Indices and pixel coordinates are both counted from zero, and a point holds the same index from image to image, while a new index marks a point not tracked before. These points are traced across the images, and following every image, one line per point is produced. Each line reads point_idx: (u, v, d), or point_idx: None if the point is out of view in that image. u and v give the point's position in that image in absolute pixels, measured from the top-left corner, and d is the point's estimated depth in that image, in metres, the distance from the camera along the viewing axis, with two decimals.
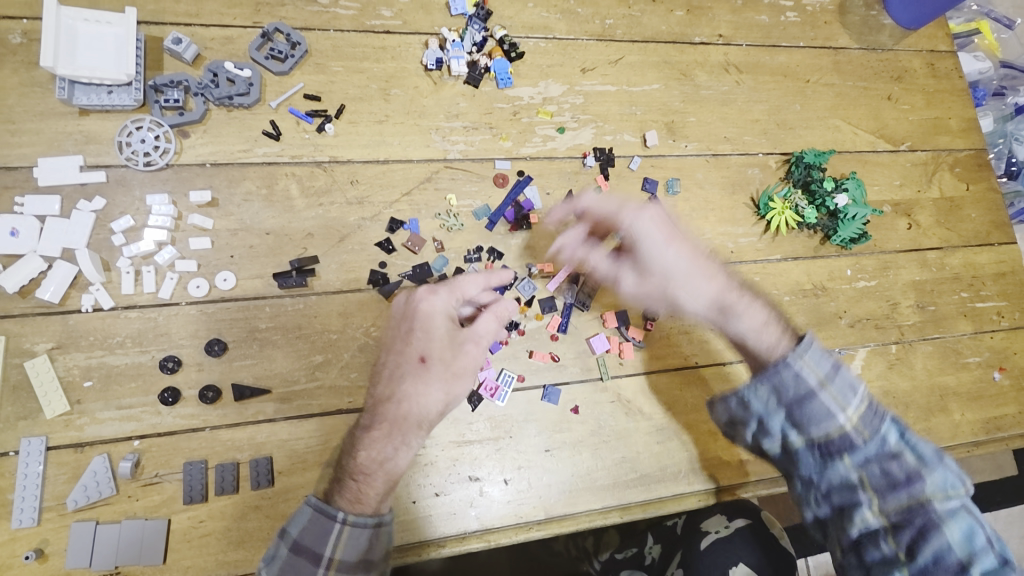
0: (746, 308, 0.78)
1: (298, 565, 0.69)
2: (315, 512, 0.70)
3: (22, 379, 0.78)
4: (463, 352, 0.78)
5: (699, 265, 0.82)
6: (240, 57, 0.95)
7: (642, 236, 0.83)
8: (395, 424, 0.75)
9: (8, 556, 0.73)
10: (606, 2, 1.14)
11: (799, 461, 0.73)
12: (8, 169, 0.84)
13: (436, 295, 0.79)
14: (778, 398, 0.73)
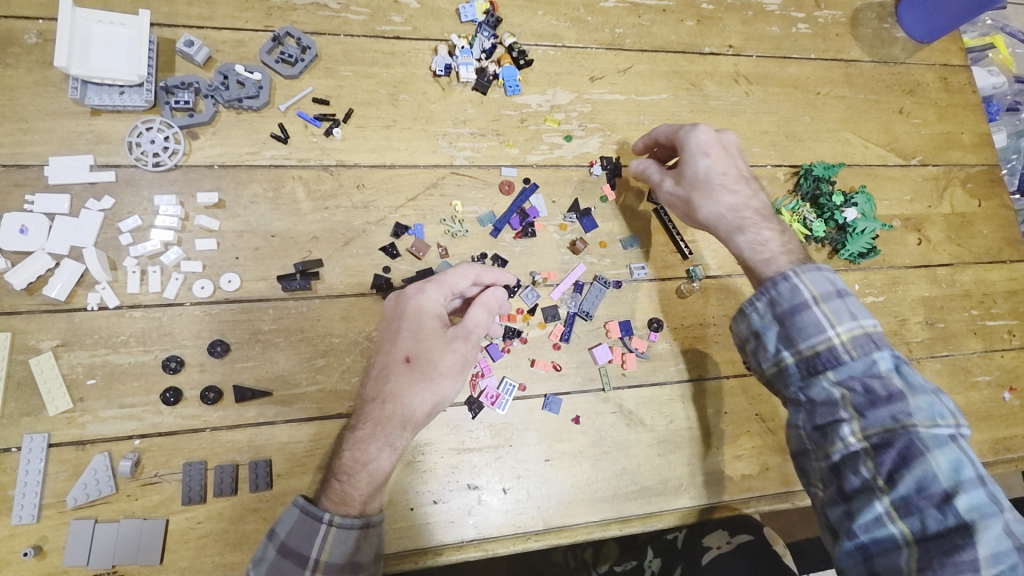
0: (756, 228, 0.86)
1: (284, 567, 0.69)
2: (302, 513, 0.70)
3: (26, 376, 0.78)
4: (451, 350, 0.78)
5: (727, 184, 0.88)
6: (250, 60, 0.96)
7: (690, 145, 0.89)
8: (380, 423, 0.74)
9: (7, 552, 0.73)
10: (616, 11, 1.15)
11: (789, 380, 0.76)
12: (19, 167, 0.84)
13: (424, 292, 0.78)
14: (772, 309, 0.78)
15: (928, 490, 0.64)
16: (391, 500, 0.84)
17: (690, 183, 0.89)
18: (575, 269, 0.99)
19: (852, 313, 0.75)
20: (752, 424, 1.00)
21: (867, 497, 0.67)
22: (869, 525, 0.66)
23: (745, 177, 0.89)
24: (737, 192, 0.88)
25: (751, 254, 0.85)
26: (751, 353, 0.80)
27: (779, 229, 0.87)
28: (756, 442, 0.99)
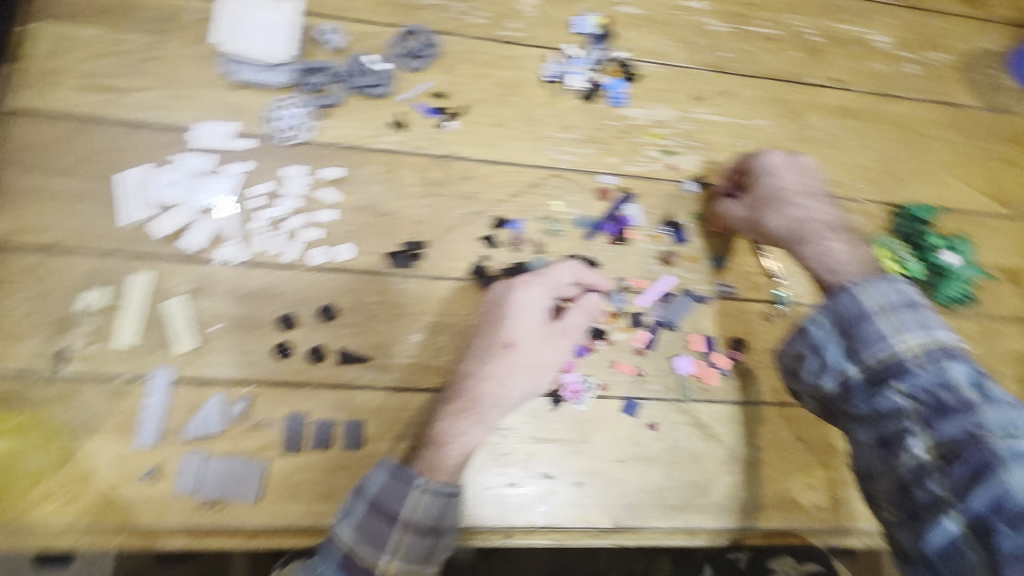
0: (823, 239, 0.89)
1: (373, 524, 0.72)
2: (393, 474, 0.74)
3: (159, 316, 0.86)
4: (553, 343, 0.84)
5: (795, 203, 0.93)
6: (378, 52, 1.01)
7: (760, 172, 0.96)
8: (482, 399, 0.80)
9: (127, 472, 0.80)
10: (725, 36, 1.17)
11: (854, 394, 0.76)
12: (169, 128, 0.92)
13: (533, 285, 0.84)
14: (835, 323, 0.79)
15: (1006, 507, 0.60)
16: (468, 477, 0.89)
17: (759, 203, 0.95)
18: (663, 280, 1.02)
19: (920, 323, 0.74)
20: (828, 456, 1.00)
21: (935, 512, 0.64)
22: (942, 544, 0.63)
23: (814, 197, 0.94)
24: (805, 210, 0.92)
25: (818, 264, 0.87)
26: (811, 372, 0.81)
27: (850, 240, 0.89)
28: (832, 475, 0.99)
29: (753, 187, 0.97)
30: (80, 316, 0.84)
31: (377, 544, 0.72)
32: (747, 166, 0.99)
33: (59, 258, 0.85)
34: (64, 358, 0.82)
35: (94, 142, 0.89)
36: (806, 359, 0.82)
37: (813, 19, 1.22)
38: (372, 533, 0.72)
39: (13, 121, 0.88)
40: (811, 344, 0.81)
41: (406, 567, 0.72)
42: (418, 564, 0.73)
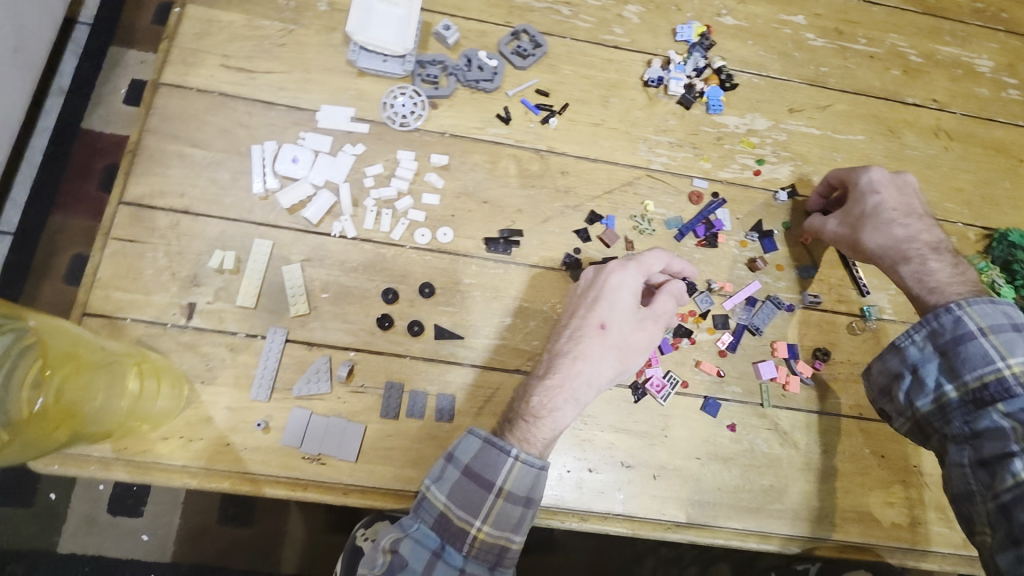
0: (924, 259, 0.89)
1: (468, 488, 0.77)
2: (486, 444, 0.78)
3: (277, 279, 0.92)
4: (642, 327, 0.84)
5: (898, 220, 0.92)
6: (490, 49, 1.07)
7: (862, 185, 0.96)
8: (568, 376, 0.81)
9: (240, 421, 0.87)
10: (823, 51, 1.18)
11: (951, 415, 0.76)
12: (298, 109, 0.99)
13: (626, 269, 0.85)
14: (933, 342, 0.80)
15: None
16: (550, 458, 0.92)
17: (858, 218, 0.95)
18: (750, 285, 1.03)
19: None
20: (907, 475, 1.00)
21: None
22: None
23: (917, 214, 0.93)
24: (908, 227, 0.92)
25: (917, 284, 0.88)
26: (904, 390, 0.81)
27: (952, 262, 0.89)
28: (909, 493, 1.00)
29: (852, 201, 0.97)
30: (209, 274, 0.91)
31: (471, 508, 0.77)
32: (846, 179, 0.99)
33: (194, 222, 0.93)
34: (193, 311, 0.90)
35: (231, 118, 0.97)
36: (899, 376, 0.82)
37: (914, 39, 1.22)
38: (467, 498, 0.77)
39: (161, 94, 0.97)
40: (906, 362, 0.81)
41: (497, 533, 0.77)
42: (507, 532, 0.77)
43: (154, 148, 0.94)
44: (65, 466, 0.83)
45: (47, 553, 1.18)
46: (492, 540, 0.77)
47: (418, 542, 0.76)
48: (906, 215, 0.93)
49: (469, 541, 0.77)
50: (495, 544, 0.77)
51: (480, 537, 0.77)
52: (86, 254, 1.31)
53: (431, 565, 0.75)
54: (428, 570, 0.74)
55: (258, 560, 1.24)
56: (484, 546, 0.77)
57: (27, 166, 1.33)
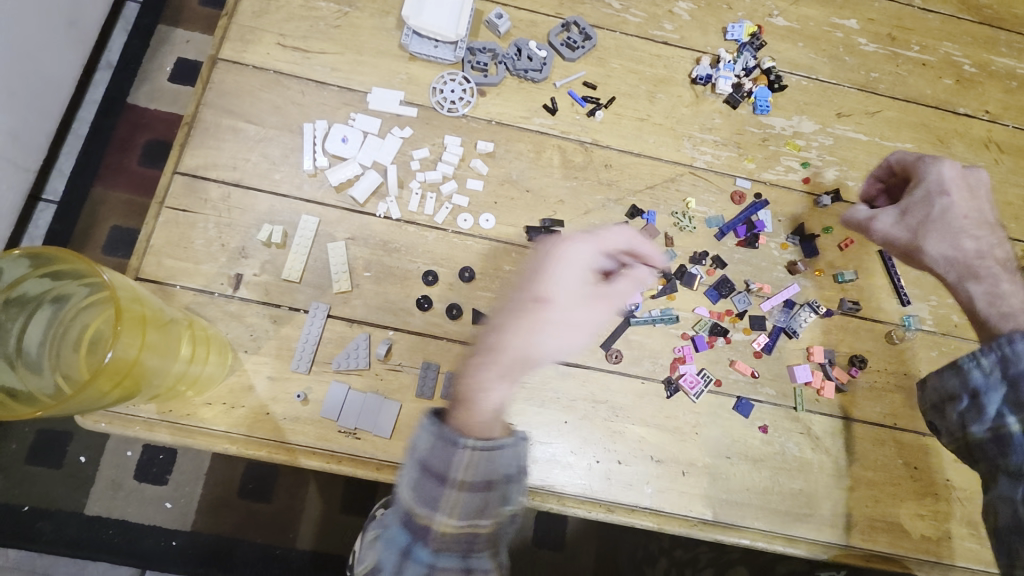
0: (998, 279, 0.80)
1: (423, 484, 0.60)
2: (435, 425, 0.60)
3: (322, 256, 0.94)
4: (592, 302, 0.69)
5: (969, 229, 0.85)
6: (539, 39, 1.07)
7: (931, 182, 0.89)
8: (500, 352, 0.62)
9: (281, 392, 0.89)
10: (875, 56, 1.16)
11: (1013, 450, 0.65)
12: (349, 90, 1.01)
13: (582, 241, 0.72)
14: (1007, 368, 0.66)
15: None
16: (581, 448, 0.93)
17: (921, 221, 0.87)
18: (789, 288, 1.02)
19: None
20: (939, 489, 0.99)
21: None
22: None
23: (990, 225, 0.86)
24: (977, 241, 0.84)
25: (987, 302, 0.78)
26: (958, 413, 0.70)
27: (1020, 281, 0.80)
28: (940, 507, 0.98)
29: (914, 198, 0.90)
30: (256, 247, 0.93)
31: (432, 501, 0.60)
32: (914, 174, 0.92)
33: (244, 195, 0.95)
34: (240, 282, 0.92)
35: (284, 96, 0.99)
36: (955, 397, 0.70)
37: (969, 49, 1.20)
38: (427, 492, 0.60)
39: (218, 69, 0.99)
40: (966, 383, 0.69)
41: (467, 524, 0.60)
42: (478, 520, 0.60)
43: (209, 122, 0.97)
44: (112, 425, 0.86)
45: (74, 514, 1.19)
46: (462, 531, 0.60)
47: (388, 543, 0.61)
48: (970, 219, 0.86)
49: (435, 536, 0.60)
50: (464, 535, 0.60)
51: (447, 537, 0.60)
52: (126, 226, 1.34)
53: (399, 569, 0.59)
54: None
55: (274, 535, 1.24)
56: (454, 540, 0.60)
57: (73, 137, 1.36)
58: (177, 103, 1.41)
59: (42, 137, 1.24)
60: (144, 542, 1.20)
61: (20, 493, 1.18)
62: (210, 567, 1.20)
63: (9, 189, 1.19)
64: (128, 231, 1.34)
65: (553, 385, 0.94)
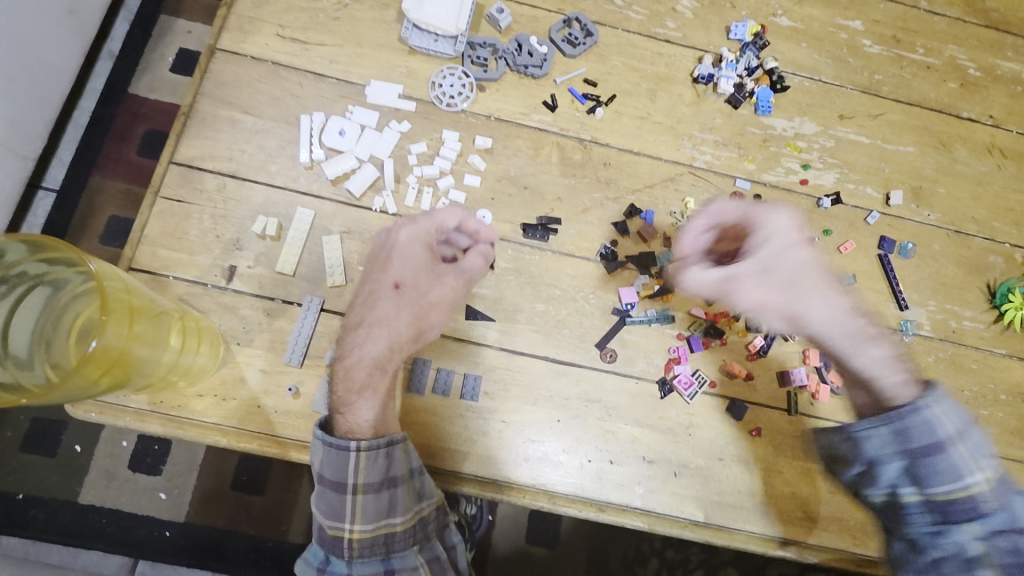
0: (868, 343, 0.81)
1: (327, 495, 0.75)
2: (325, 447, 0.75)
3: (317, 249, 0.94)
4: (385, 297, 0.84)
5: (824, 288, 0.83)
6: (540, 35, 1.06)
7: (781, 236, 0.84)
8: (359, 354, 0.81)
9: (273, 384, 0.89)
10: (879, 58, 1.15)
11: (908, 518, 0.76)
12: (348, 83, 1.00)
13: (413, 224, 0.86)
14: (901, 444, 0.74)
15: None
16: (573, 447, 0.93)
17: (789, 280, 0.82)
18: None
19: (982, 450, 0.74)
20: None
21: None
22: None
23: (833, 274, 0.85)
24: (839, 297, 0.83)
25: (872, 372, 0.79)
26: (858, 478, 0.80)
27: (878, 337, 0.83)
28: None
29: (771, 253, 0.83)
30: (251, 239, 0.93)
31: (338, 514, 0.75)
32: (752, 223, 0.86)
33: (240, 186, 0.94)
34: (234, 274, 0.91)
35: (282, 87, 0.99)
36: (855, 466, 0.79)
37: (974, 52, 1.18)
38: (331, 506, 0.75)
39: (216, 59, 0.98)
40: (864, 455, 0.77)
41: (373, 526, 0.75)
42: (383, 519, 0.76)
43: (207, 112, 0.96)
44: (102, 415, 0.86)
45: (68, 503, 1.19)
46: (369, 535, 0.75)
47: (307, 563, 0.78)
48: (817, 270, 0.84)
49: (348, 545, 0.75)
50: (376, 536, 0.75)
51: (355, 537, 0.75)
52: (124, 216, 1.34)
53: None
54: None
55: (266, 528, 1.24)
56: (364, 544, 0.75)
57: (73, 126, 1.36)
58: (176, 94, 1.40)
59: (41, 125, 1.24)
60: (138, 531, 1.20)
61: (14, 481, 1.18)
62: (203, 558, 1.21)
63: (7, 176, 1.19)
64: (126, 221, 1.34)
65: (546, 383, 0.94)
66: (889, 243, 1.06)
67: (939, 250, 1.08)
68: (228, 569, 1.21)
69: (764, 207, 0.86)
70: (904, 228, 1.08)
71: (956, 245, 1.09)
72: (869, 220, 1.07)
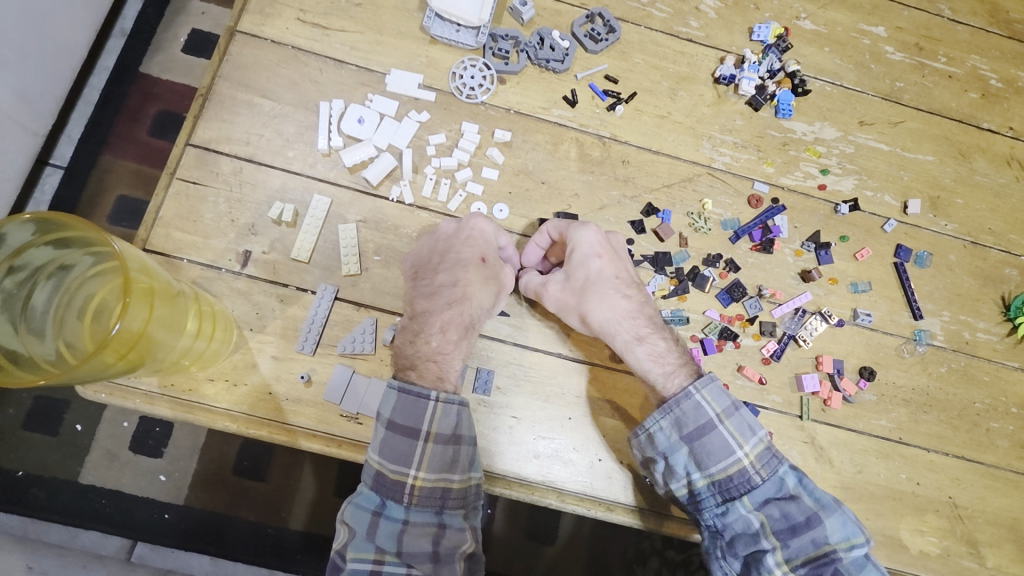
0: (651, 340, 0.87)
1: (395, 441, 0.78)
2: (401, 393, 0.79)
3: (332, 237, 0.93)
4: (472, 271, 0.86)
5: (620, 290, 0.88)
6: (562, 29, 1.05)
7: (581, 247, 0.89)
8: (446, 322, 0.84)
9: (284, 371, 0.88)
10: (901, 66, 1.14)
11: (702, 503, 0.83)
12: (368, 70, 0.99)
13: (491, 221, 0.90)
14: (679, 431, 0.83)
15: None
16: (583, 445, 0.92)
17: (583, 284, 0.88)
18: (800, 296, 1.01)
19: (750, 426, 0.83)
20: (939, 505, 0.99)
21: None
22: None
23: (635, 283, 0.91)
24: (629, 300, 0.88)
25: (650, 365, 0.86)
26: (660, 472, 0.85)
27: (662, 337, 0.88)
28: (940, 523, 0.99)
29: (574, 263, 0.89)
30: (266, 224, 0.92)
31: (404, 458, 0.77)
32: (566, 237, 0.90)
33: (257, 171, 0.94)
34: (248, 259, 0.91)
35: (301, 72, 0.98)
36: (654, 460, 0.85)
37: (996, 63, 1.18)
38: (397, 450, 0.77)
39: (236, 41, 0.97)
40: (657, 449, 0.84)
41: (435, 476, 0.77)
42: (444, 473, 0.78)
43: (224, 95, 0.95)
44: (111, 395, 0.85)
45: (68, 483, 1.18)
46: (431, 485, 0.77)
47: (359, 507, 0.76)
48: (617, 277, 0.89)
49: (408, 491, 0.77)
50: (435, 488, 0.77)
51: (418, 485, 0.77)
52: (133, 197, 1.33)
53: (374, 526, 0.75)
54: (372, 531, 0.74)
55: (267, 514, 1.23)
56: (424, 494, 0.77)
57: (83, 103, 1.34)
58: (190, 76, 1.39)
59: (51, 101, 1.23)
60: (137, 513, 1.20)
61: (15, 458, 1.18)
62: (203, 542, 1.20)
63: (17, 151, 1.18)
64: (135, 202, 1.33)
65: (559, 380, 0.93)
66: (906, 252, 1.05)
67: (955, 260, 1.08)
68: (228, 554, 1.21)
69: (575, 222, 0.91)
70: (921, 237, 1.08)
71: (972, 256, 1.09)
72: (886, 228, 1.07)
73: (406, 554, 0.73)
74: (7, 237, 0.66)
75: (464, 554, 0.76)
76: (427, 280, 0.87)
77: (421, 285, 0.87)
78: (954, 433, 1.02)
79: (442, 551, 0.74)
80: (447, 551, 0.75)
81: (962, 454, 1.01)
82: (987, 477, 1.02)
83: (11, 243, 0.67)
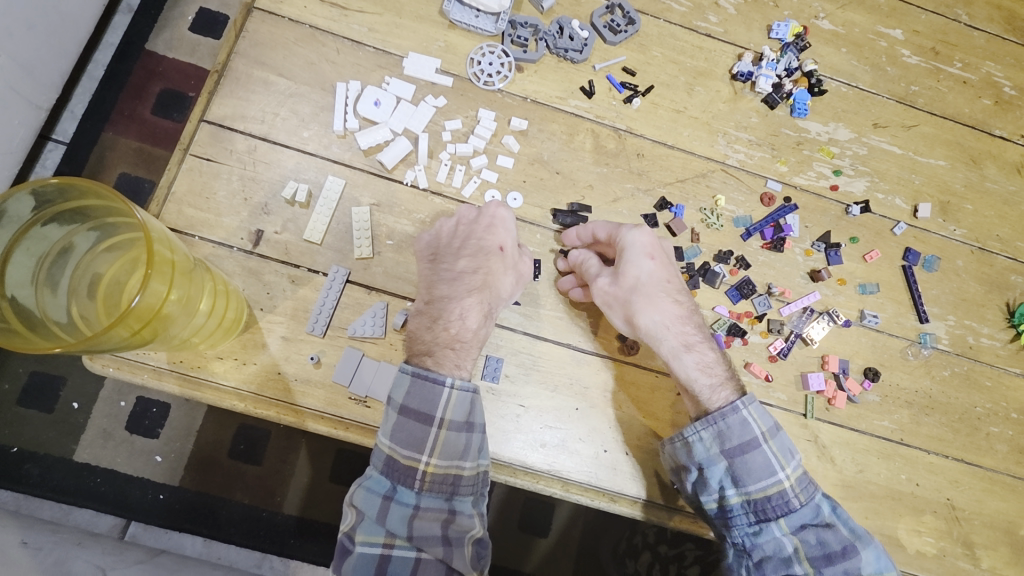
0: (698, 349, 0.87)
1: (408, 425, 0.78)
2: (415, 378, 0.79)
3: (345, 220, 0.93)
4: (491, 257, 0.87)
5: (670, 295, 0.88)
6: (582, 19, 1.04)
7: (636, 249, 0.88)
8: (466, 308, 0.84)
9: (294, 352, 0.88)
10: (917, 69, 1.14)
11: (733, 520, 0.83)
12: (385, 53, 0.99)
13: (509, 207, 0.91)
14: (720, 445, 0.83)
15: None
16: (589, 435, 0.93)
17: (635, 287, 0.87)
18: (809, 295, 1.02)
19: (789, 449, 0.84)
20: (938, 507, 1.00)
21: None
22: None
23: (684, 289, 0.91)
24: (679, 306, 0.88)
25: (695, 374, 0.86)
26: (691, 483, 0.85)
27: (707, 347, 0.88)
28: (937, 524, 1.00)
29: (630, 266, 0.88)
30: (279, 204, 0.92)
31: (417, 444, 0.77)
32: (621, 239, 0.90)
33: (271, 150, 0.93)
34: (260, 239, 0.90)
35: (319, 52, 0.97)
36: (688, 470, 0.85)
37: (1011, 71, 1.18)
38: (411, 436, 0.78)
39: (253, 18, 0.96)
40: (694, 459, 0.84)
41: (447, 463, 0.78)
42: (457, 459, 0.78)
43: (240, 72, 0.94)
44: (118, 370, 0.85)
45: (63, 459, 1.18)
46: (443, 470, 0.78)
47: (370, 491, 0.76)
48: (668, 282, 0.89)
49: (420, 477, 0.77)
50: (447, 474, 0.78)
51: (429, 471, 0.77)
52: (135, 175, 1.31)
53: (385, 510, 0.75)
54: (383, 515, 0.74)
55: (261, 498, 1.23)
56: (436, 479, 0.77)
57: (87, 79, 1.33)
58: (196, 55, 1.37)
59: (56, 75, 1.21)
60: (131, 493, 1.19)
61: (10, 434, 1.17)
62: (195, 524, 1.20)
63: (20, 124, 1.16)
64: (136, 180, 1.31)
65: (567, 370, 0.94)
66: (914, 255, 1.06)
67: (962, 266, 1.09)
68: (221, 536, 1.21)
69: (633, 225, 0.90)
70: (930, 241, 1.08)
71: (979, 262, 1.10)
72: (896, 231, 1.07)
73: (416, 538, 0.73)
74: (8, 210, 0.64)
75: (473, 539, 0.76)
76: (447, 264, 0.87)
77: (441, 269, 0.87)
78: (955, 435, 1.03)
79: (451, 535, 0.75)
80: (457, 535, 0.75)
81: (962, 457, 1.03)
82: (985, 481, 1.03)
83: (14, 215, 0.65)
